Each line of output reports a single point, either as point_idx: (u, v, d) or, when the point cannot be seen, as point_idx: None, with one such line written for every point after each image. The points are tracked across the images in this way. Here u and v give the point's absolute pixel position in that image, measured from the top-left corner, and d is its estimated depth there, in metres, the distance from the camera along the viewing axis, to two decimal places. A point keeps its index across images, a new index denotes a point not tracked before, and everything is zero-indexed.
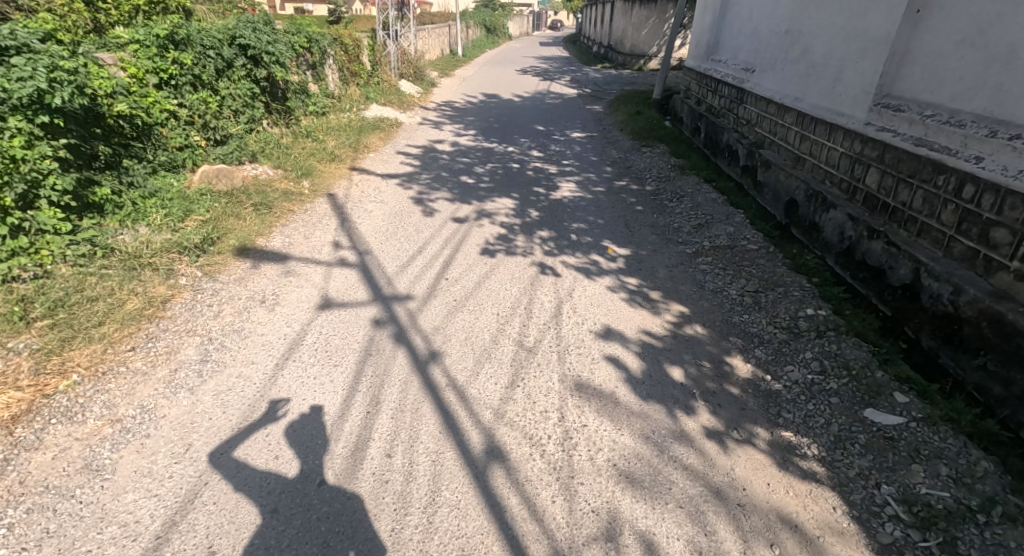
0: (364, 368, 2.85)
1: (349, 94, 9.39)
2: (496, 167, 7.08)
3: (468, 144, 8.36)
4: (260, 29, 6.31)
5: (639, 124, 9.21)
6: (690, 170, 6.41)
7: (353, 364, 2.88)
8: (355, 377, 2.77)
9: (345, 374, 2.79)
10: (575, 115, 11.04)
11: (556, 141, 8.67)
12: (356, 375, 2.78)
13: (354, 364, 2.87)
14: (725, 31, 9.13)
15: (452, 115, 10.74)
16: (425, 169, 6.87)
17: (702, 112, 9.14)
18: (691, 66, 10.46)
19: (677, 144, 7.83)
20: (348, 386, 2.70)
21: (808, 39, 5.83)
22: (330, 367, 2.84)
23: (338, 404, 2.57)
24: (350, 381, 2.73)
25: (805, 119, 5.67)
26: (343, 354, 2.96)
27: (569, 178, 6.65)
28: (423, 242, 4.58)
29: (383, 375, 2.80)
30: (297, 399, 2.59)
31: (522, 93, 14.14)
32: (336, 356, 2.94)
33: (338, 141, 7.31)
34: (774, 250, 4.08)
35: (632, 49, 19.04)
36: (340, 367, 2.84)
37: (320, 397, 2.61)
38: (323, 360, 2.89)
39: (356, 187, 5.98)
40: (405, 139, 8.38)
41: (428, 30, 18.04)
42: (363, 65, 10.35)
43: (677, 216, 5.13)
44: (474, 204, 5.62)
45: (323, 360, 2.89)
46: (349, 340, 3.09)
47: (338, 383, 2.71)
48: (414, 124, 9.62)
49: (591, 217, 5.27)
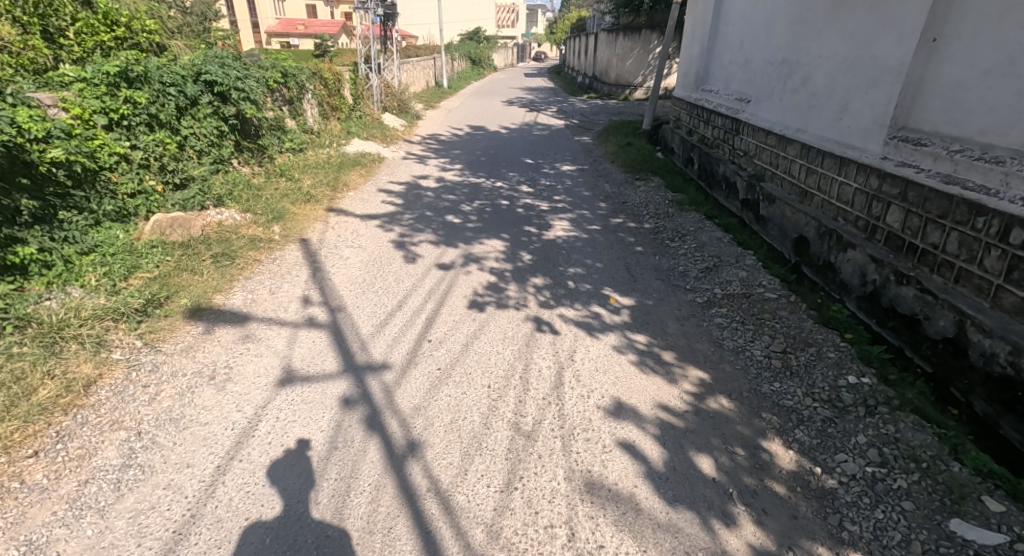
0: (325, 472, 2.32)
1: (328, 129, 9.03)
2: (483, 204, 6.70)
3: (454, 180, 7.99)
4: (230, 64, 5.92)
5: (631, 155, 8.94)
6: (689, 206, 6.07)
7: (309, 466, 2.34)
8: (312, 487, 2.23)
9: (300, 483, 2.25)
10: (564, 147, 10.77)
11: (546, 174, 8.34)
12: (314, 483, 2.25)
13: (310, 467, 2.34)
14: (715, 61, 8.95)
15: (437, 148, 10.41)
16: (408, 208, 6.47)
17: (695, 143, 8.89)
18: (681, 96, 10.27)
19: (672, 177, 7.52)
20: (304, 503, 2.16)
21: (809, 69, 5.57)
22: (283, 469, 2.31)
23: (300, 493, 2.20)
24: (310, 485, 2.24)
25: (810, 152, 5.36)
26: (300, 450, 2.43)
27: (562, 215, 6.27)
28: (404, 294, 4.12)
29: (351, 476, 2.29)
30: (240, 514, 2.09)
31: (509, 124, 13.92)
32: (295, 450, 2.43)
33: (315, 179, 6.89)
34: (795, 299, 3.67)
35: (618, 80, 19.17)
36: (291, 471, 2.31)
37: (279, 482, 2.25)
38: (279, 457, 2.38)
39: (334, 230, 5.54)
40: (388, 176, 8.00)
41: (413, 63, 17.95)
42: (344, 99, 10.03)
43: (681, 258, 4.73)
44: (461, 247, 5.19)
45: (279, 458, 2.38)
46: (310, 431, 2.56)
47: (290, 500, 2.16)
48: (398, 159, 9.26)
49: (588, 260, 4.86)
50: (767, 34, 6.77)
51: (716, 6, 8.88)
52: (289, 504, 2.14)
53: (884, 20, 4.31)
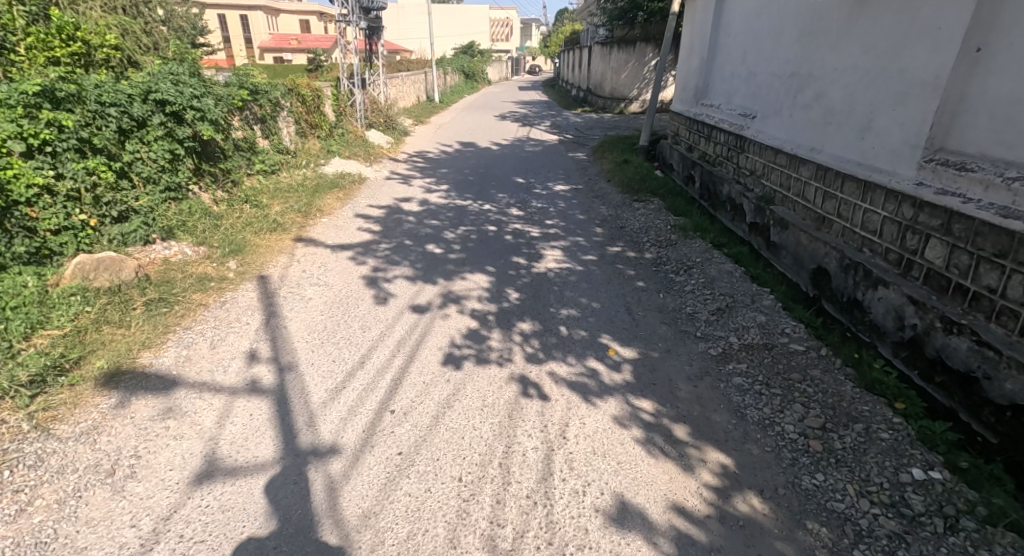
0: (302, 527, 2.12)
1: (306, 149, 8.60)
2: (467, 230, 6.17)
3: (439, 202, 7.46)
4: (184, 80, 5.36)
5: (627, 173, 8.45)
6: (693, 233, 5.54)
7: (296, 503, 2.22)
8: (299, 525, 2.12)
9: (296, 499, 2.24)
10: (557, 164, 10.29)
11: (537, 196, 7.83)
12: (289, 539, 2.06)
13: (282, 520, 2.14)
14: (715, 74, 8.50)
15: (423, 167, 9.90)
16: (387, 236, 5.92)
17: (696, 161, 8.40)
18: (680, 110, 9.81)
19: (673, 199, 7.00)
20: (299, 520, 2.15)
21: (822, 83, 5.09)
22: (269, 507, 2.20)
23: (294, 511, 2.18)
24: (303, 506, 2.21)
25: (828, 174, 4.85)
26: (278, 499, 2.24)
27: (553, 242, 5.73)
28: (369, 346, 3.54)
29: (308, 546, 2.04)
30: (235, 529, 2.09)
31: (501, 140, 13.46)
32: (288, 476, 2.37)
33: (285, 206, 6.37)
34: (827, 353, 3.12)
35: (613, 93, 18.93)
36: (277, 509, 2.19)
37: (275, 499, 2.24)
38: (270, 482, 2.32)
39: (299, 264, 4.98)
40: (368, 198, 7.47)
41: (403, 78, 17.59)
42: (324, 117, 9.55)
43: (688, 296, 4.19)
44: (440, 284, 4.63)
45: (269, 484, 2.31)
46: (290, 476, 2.37)
47: (286, 517, 2.16)
48: (381, 180, 8.74)
49: (584, 298, 4.31)
50: (773, 46, 6.31)
51: (716, 17, 8.45)
52: (284, 521, 2.13)
53: (914, 28, 3.82)
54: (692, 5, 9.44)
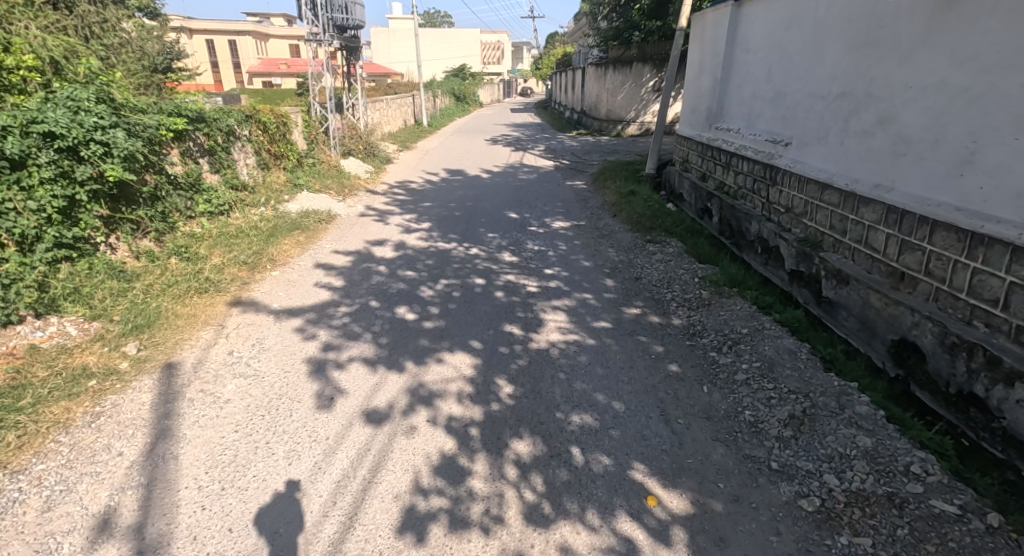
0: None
1: (268, 184, 7.58)
2: (449, 285, 5.10)
3: (418, 245, 6.40)
4: (88, 106, 4.25)
5: (636, 207, 7.45)
6: (728, 289, 4.49)
7: (288, 532, 2.20)
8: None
9: (288, 530, 2.22)
10: (554, 194, 9.29)
11: (533, 235, 6.79)
12: None
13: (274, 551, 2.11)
14: (732, 95, 7.56)
15: (404, 200, 8.88)
16: (350, 295, 4.83)
17: (713, 192, 7.42)
18: (691, 134, 8.88)
19: (693, 240, 5.98)
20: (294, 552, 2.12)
21: (887, 104, 4.11)
22: (262, 537, 2.17)
23: (286, 541, 2.16)
24: (297, 532, 2.21)
25: (905, 219, 3.82)
26: (270, 529, 2.22)
27: (554, 302, 4.67)
28: (294, 495, 2.40)
29: None
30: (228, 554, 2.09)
31: (491, 166, 12.49)
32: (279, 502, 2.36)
33: (229, 258, 5.28)
34: (993, 517, 2.04)
35: (609, 114, 18.01)
36: (270, 540, 2.16)
37: (267, 528, 2.21)
38: (264, 505, 2.34)
39: (228, 339, 3.85)
40: (336, 242, 6.41)
41: (387, 101, 16.73)
42: (291, 146, 8.57)
43: (743, 390, 3.11)
44: (409, 372, 3.51)
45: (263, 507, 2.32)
46: (282, 506, 2.34)
47: (278, 547, 2.13)
48: (353, 218, 7.71)
49: (601, 395, 3.21)
50: (809, 62, 5.38)
51: (731, 33, 7.56)
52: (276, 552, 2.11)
53: None
54: (700, 20, 8.57)
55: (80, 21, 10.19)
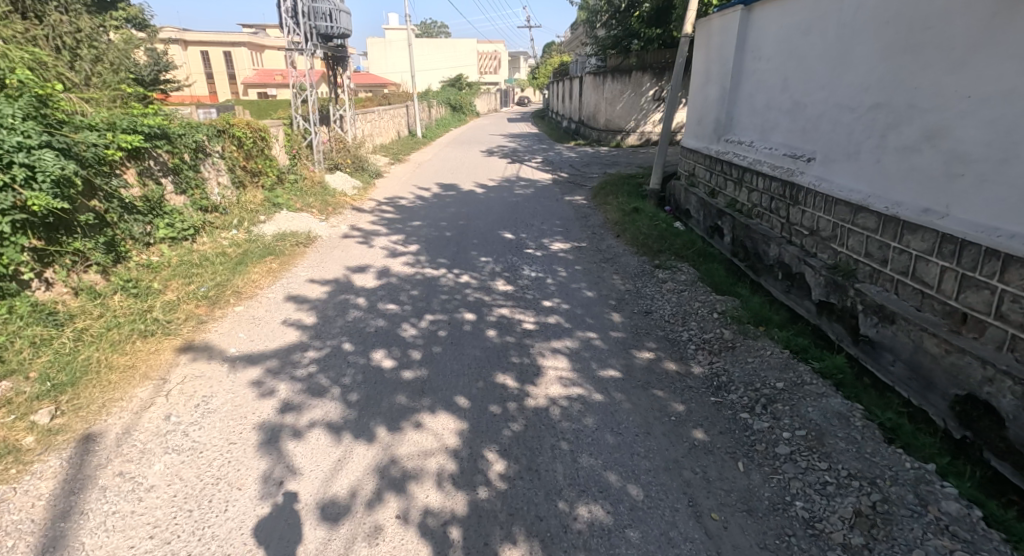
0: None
1: (243, 203, 7.05)
2: (435, 322, 4.53)
3: (403, 272, 5.84)
4: (11, 123, 3.68)
5: (641, 225, 6.90)
6: (754, 328, 3.92)
7: (285, 540, 2.27)
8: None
9: (285, 537, 2.29)
10: (552, 211, 8.77)
11: (529, 259, 6.24)
12: None
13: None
14: (743, 106, 7.04)
15: (392, 218, 8.35)
16: (321, 336, 4.26)
17: (725, 210, 6.89)
18: (697, 147, 8.35)
19: (707, 266, 5.43)
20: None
21: (935, 117, 3.56)
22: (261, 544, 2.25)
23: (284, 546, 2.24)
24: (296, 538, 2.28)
25: (964, 250, 3.25)
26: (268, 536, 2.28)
27: (554, 343, 4.09)
28: (274, 530, 2.32)
29: None
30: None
31: (487, 179, 11.99)
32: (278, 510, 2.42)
33: (187, 292, 4.70)
34: None
35: (608, 125, 17.57)
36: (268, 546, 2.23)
37: (265, 535, 2.29)
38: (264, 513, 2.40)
39: (169, 398, 3.25)
40: (313, 269, 5.85)
41: (379, 113, 16.28)
42: (270, 162, 8.04)
43: (789, 469, 2.53)
44: (380, 442, 2.93)
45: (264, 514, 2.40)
46: (281, 514, 2.40)
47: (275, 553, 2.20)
48: (336, 239, 7.17)
49: (613, 475, 2.62)
50: (833, 69, 4.84)
51: (740, 39, 7.05)
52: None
53: None
54: (705, 26, 8.08)
55: (51, 31, 9.70)
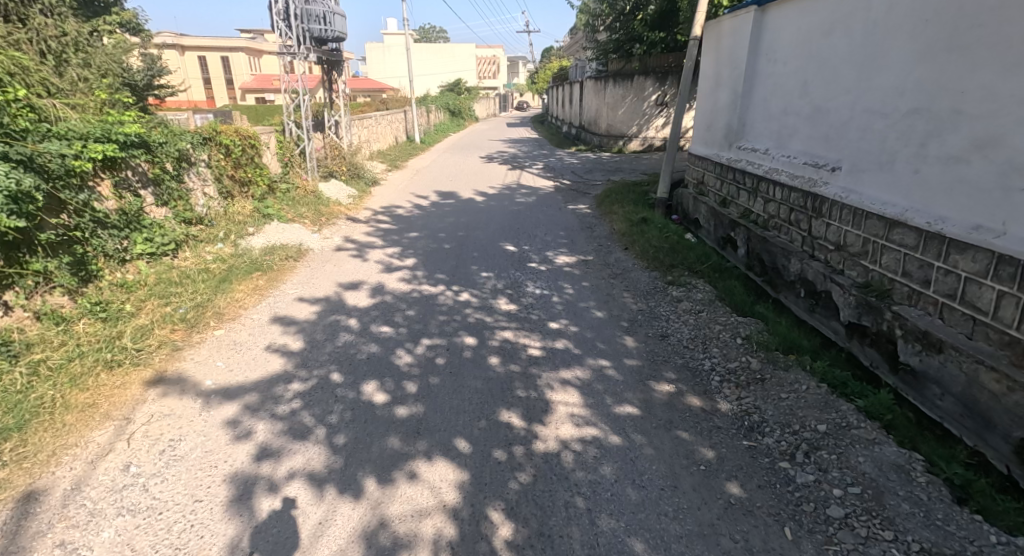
0: None
1: (231, 215, 6.71)
2: (432, 348, 4.17)
3: (399, 290, 5.49)
4: None
5: (650, 237, 6.56)
6: (783, 356, 3.57)
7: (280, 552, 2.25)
8: None
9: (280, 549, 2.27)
10: (555, 221, 8.43)
11: (533, 274, 5.90)
12: None
13: None
14: (757, 112, 6.71)
15: (388, 229, 8.01)
16: (307, 363, 3.90)
17: (738, 221, 6.56)
18: (707, 154, 8.02)
19: (723, 283, 5.08)
20: None
21: (986, 124, 3.22)
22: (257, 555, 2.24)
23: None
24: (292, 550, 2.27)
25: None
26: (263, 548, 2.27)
27: (563, 373, 3.74)
28: (271, 541, 2.31)
29: None
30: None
31: (486, 186, 11.66)
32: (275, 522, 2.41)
33: (163, 314, 4.33)
34: None
35: (609, 130, 17.14)
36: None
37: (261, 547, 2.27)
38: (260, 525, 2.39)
39: (130, 443, 2.87)
40: (303, 286, 5.51)
41: (377, 118, 15.96)
42: (261, 171, 7.70)
43: (846, 539, 2.18)
44: (368, 498, 2.56)
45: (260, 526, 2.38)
46: (278, 525, 2.39)
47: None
48: (329, 252, 6.83)
49: (639, 543, 2.26)
50: (861, 72, 4.51)
51: (753, 41, 6.72)
52: None
53: None
54: (714, 27, 7.76)
55: (35, 36, 9.36)
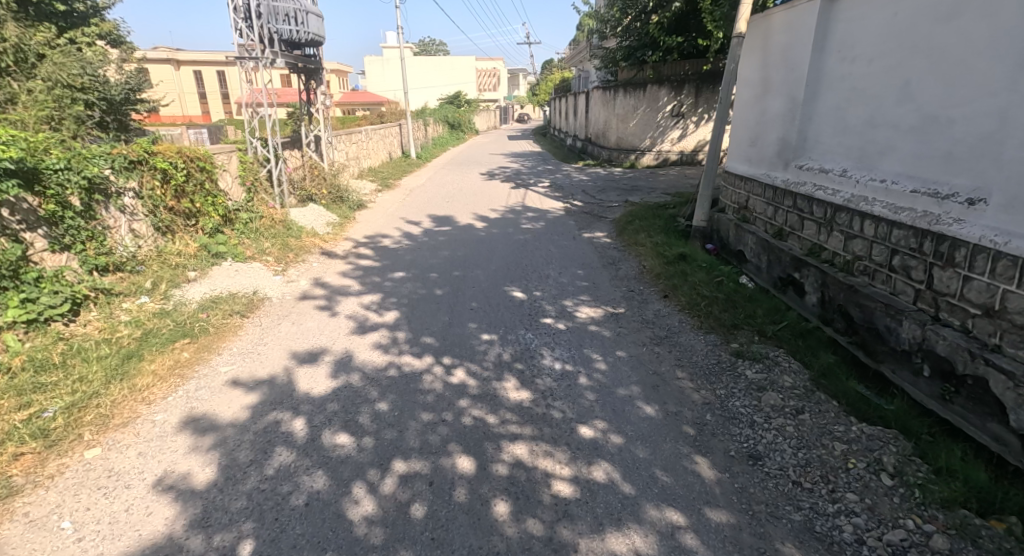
0: None
1: (167, 257, 5.39)
2: (407, 481, 2.77)
3: (371, 365, 4.11)
4: None
5: (695, 283, 5.18)
6: (983, 523, 2.22)
7: None
8: None
9: None
10: (569, 254, 7.08)
11: (548, 337, 4.53)
12: None
13: None
14: (825, 122, 5.38)
15: (370, 267, 6.69)
16: (209, 519, 2.51)
17: (809, 261, 5.19)
18: (754, 174, 6.68)
19: (817, 359, 3.69)
20: None
21: None
22: None
23: None
24: None
25: None
26: None
27: (613, 543, 2.34)
28: None
29: None
30: None
31: (487, 208, 10.37)
32: None
33: (10, 425, 2.97)
34: None
35: (618, 143, 15.91)
36: None
37: None
38: None
39: None
40: (244, 358, 4.14)
41: (368, 134, 14.76)
42: (217, 199, 6.41)
43: None
44: None
45: None
46: None
47: None
48: (291, 302, 5.48)
49: None
50: None
51: (818, 36, 5.42)
52: None
53: None
54: (761, 22, 6.46)
55: None
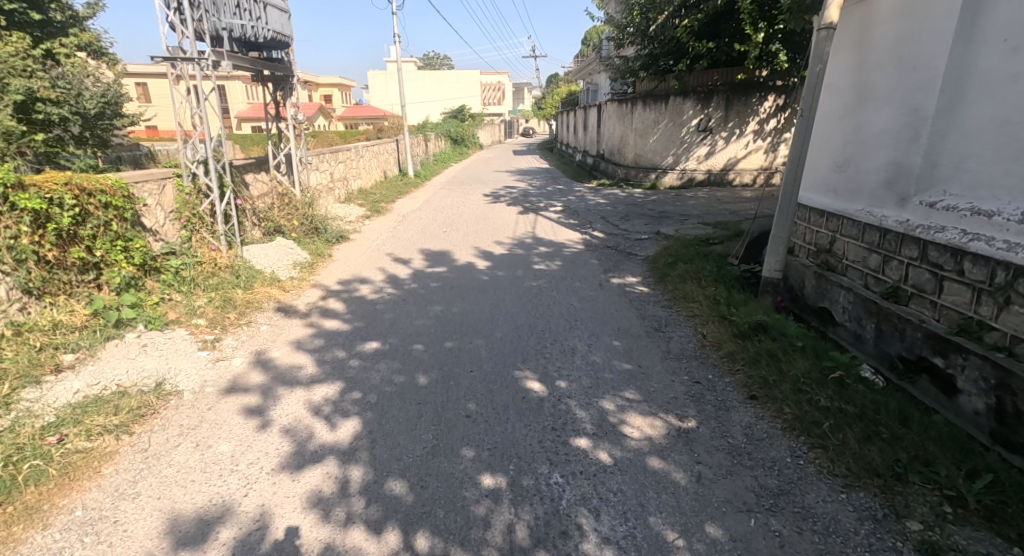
0: None
1: (30, 341, 3.82)
2: None
3: (294, 554, 2.44)
4: None
5: (800, 381, 3.49)
6: None
7: None
8: None
9: None
10: (597, 311, 5.43)
11: (584, 486, 2.85)
12: None
13: None
14: (974, 142, 3.74)
15: (337, 331, 5.07)
16: None
17: (967, 345, 3.47)
18: (846, 209, 5.03)
19: None
20: None
21: None
22: None
23: None
24: None
25: None
26: None
27: None
28: None
29: None
30: None
31: (491, 239, 8.76)
32: None
33: None
34: None
35: (636, 161, 14.34)
36: None
37: None
38: None
39: None
40: (85, 535, 2.51)
41: (359, 150, 13.26)
42: (130, 243, 4.84)
43: None
44: None
45: None
46: None
47: None
48: (211, 397, 3.84)
49: None
50: None
51: (961, 19, 3.81)
52: None
53: None
54: (859, 10, 4.88)
55: None
